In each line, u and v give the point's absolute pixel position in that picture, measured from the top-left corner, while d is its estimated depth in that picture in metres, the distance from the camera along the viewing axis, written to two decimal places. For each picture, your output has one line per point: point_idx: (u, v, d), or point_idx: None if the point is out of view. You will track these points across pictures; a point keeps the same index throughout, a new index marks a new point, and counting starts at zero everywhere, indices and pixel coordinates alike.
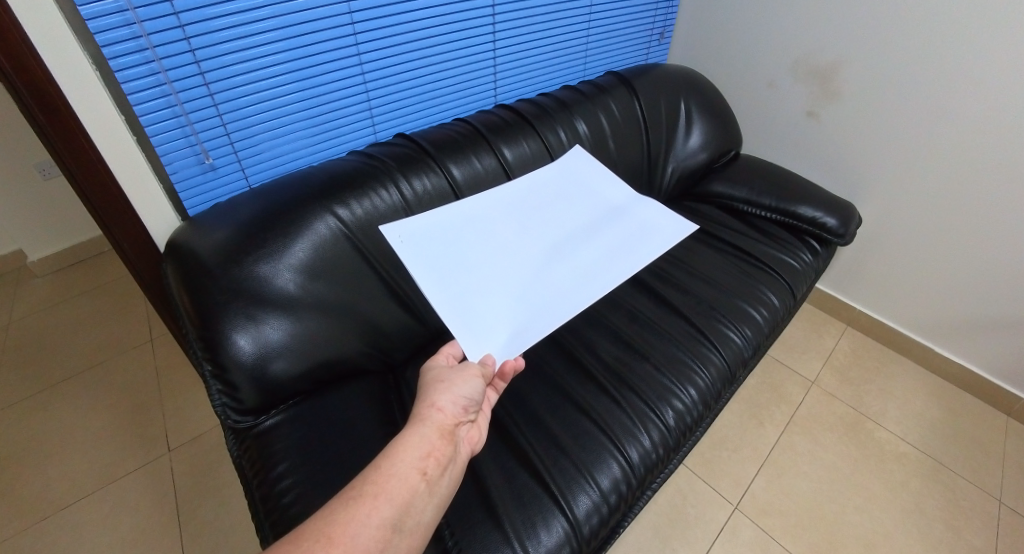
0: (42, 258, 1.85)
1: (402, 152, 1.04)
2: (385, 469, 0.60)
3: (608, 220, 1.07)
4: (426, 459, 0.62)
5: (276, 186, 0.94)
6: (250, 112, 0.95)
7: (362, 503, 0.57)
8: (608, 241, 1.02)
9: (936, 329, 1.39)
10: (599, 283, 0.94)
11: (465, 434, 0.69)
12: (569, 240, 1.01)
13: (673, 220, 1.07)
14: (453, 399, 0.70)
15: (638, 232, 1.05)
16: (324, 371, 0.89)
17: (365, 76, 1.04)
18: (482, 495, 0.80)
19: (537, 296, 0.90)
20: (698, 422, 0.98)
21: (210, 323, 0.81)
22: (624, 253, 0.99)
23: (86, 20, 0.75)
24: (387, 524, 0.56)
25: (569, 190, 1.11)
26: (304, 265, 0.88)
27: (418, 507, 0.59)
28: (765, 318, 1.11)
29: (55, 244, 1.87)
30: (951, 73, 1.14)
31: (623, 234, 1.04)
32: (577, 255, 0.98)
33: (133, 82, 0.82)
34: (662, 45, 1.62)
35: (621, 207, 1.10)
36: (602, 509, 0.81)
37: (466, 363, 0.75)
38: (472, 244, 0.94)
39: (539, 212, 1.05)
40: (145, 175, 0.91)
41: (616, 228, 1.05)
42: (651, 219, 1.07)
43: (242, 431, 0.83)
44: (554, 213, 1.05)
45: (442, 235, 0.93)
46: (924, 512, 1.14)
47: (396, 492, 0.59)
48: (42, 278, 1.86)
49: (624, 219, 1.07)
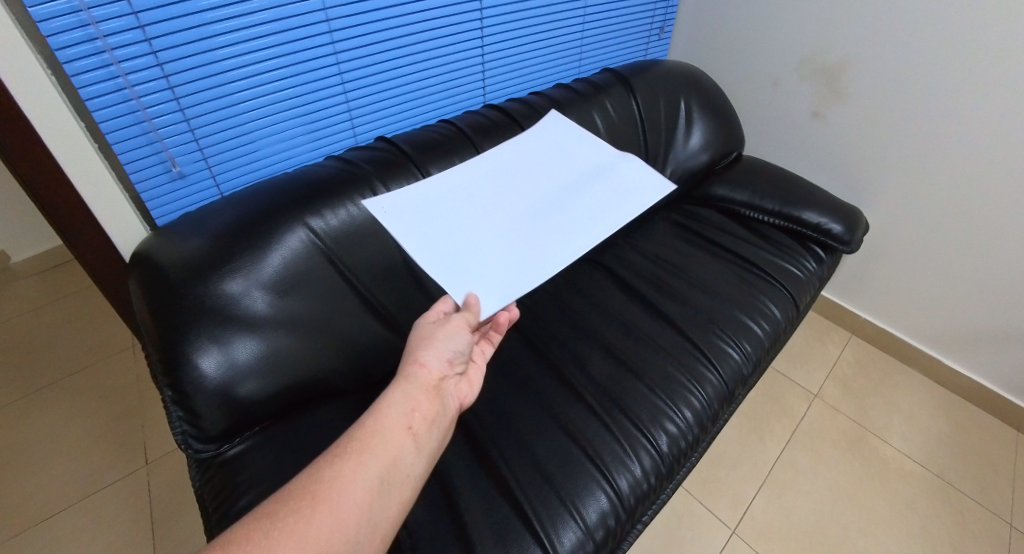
0: (26, 259, 1.79)
1: (382, 157, 0.97)
2: (369, 425, 0.55)
3: (590, 178, 1.01)
4: (413, 413, 0.57)
5: (246, 195, 0.88)
6: (219, 115, 0.88)
7: (346, 462, 0.51)
8: (591, 200, 0.97)
9: (945, 340, 1.33)
10: (590, 235, 0.91)
11: (452, 389, 0.65)
12: (553, 200, 0.96)
13: (656, 182, 1.00)
14: (439, 353, 0.65)
15: (625, 185, 1.00)
16: (296, 394, 0.83)
17: (343, 76, 0.98)
18: (460, 530, 0.75)
19: (527, 255, 0.86)
20: (694, 446, 0.92)
21: (172, 345, 0.75)
22: (609, 207, 0.95)
23: (36, 22, 0.69)
24: (375, 480, 0.51)
25: (549, 146, 1.06)
26: (274, 280, 0.83)
27: (407, 462, 0.54)
28: (766, 332, 1.05)
29: (40, 245, 1.81)
30: (969, 75, 1.06)
31: (608, 189, 0.99)
32: (563, 212, 0.94)
33: (91, 87, 0.76)
34: (661, 41, 1.54)
35: (607, 163, 1.04)
36: (588, 545, 0.76)
37: (451, 315, 0.71)
38: (457, 207, 0.91)
39: (518, 173, 0.99)
40: (108, 183, 0.84)
41: (602, 184, 1.00)
42: (632, 179, 1.01)
43: (205, 460, 0.78)
44: (535, 173, 1.00)
45: (429, 201, 0.90)
46: (931, 536, 1.09)
47: (382, 447, 0.54)
48: (27, 280, 1.80)
49: (608, 177, 1.02)
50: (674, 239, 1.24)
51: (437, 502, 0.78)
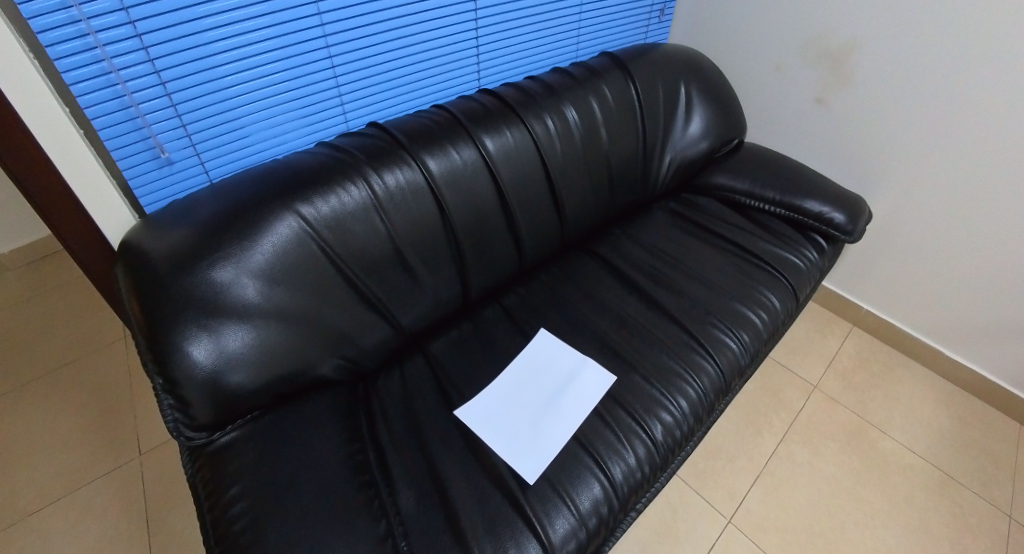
0: (11, 251, 1.72)
1: (373, 144, 0.94)
2: None
3: (556, 383, 0.92)
4: None
5: (236, 182, 0.86)
6: (208, 101, 0.86)
7: None
8: (558, 396, 0.90)
9: (947, 331, 1.31)
10: (570, 414, 0.87)
11: None
12: (533, 404, 0.89)
13: (598, 374, 0.93)
14: None
15: (588, 398, 0.89)
16: (286, 384, 0.81)
17: (333, 60, 0.95)
18: (451, 518, 0.74)
19: (533, 441, 0.83)
20: (690, 436, 0.91)
21: (161, 333, 0.73)
22: (577, 391, 0.90)
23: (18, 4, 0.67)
24: None
25: (525, 373, 0.94)
26: (263, 269, 0.80)
27: None
28: (765, 322, 1.04)
29: (27, 236, 1.75)
30: (979, 58, 1.03)
31: (577, 401, 0.89)
32: (547, 425, 0.86)
33: (75, 71, 0.74)
34: (662, 23, 1.53)
35: (575, 365, 0.94)
36: (580, 533, 0.75)
37: None
38: (498, 415, 0.87)
39: (486, 414, 0.87)
40: (95, 171, 0.83)
41: (571, 397, 0.89)
42: (583, 372, 0.93)
43: (196, 449, 0.75)
44: (514, 388, 0.92)
45: (491, 414, 0.87)
46: (929, 528, 1.08)
47: None
48: (14, 271, 1.75)
49: (567, 382, 0.92)
50: (671, 229, 1.23)
51: (428, 492, 0.77)
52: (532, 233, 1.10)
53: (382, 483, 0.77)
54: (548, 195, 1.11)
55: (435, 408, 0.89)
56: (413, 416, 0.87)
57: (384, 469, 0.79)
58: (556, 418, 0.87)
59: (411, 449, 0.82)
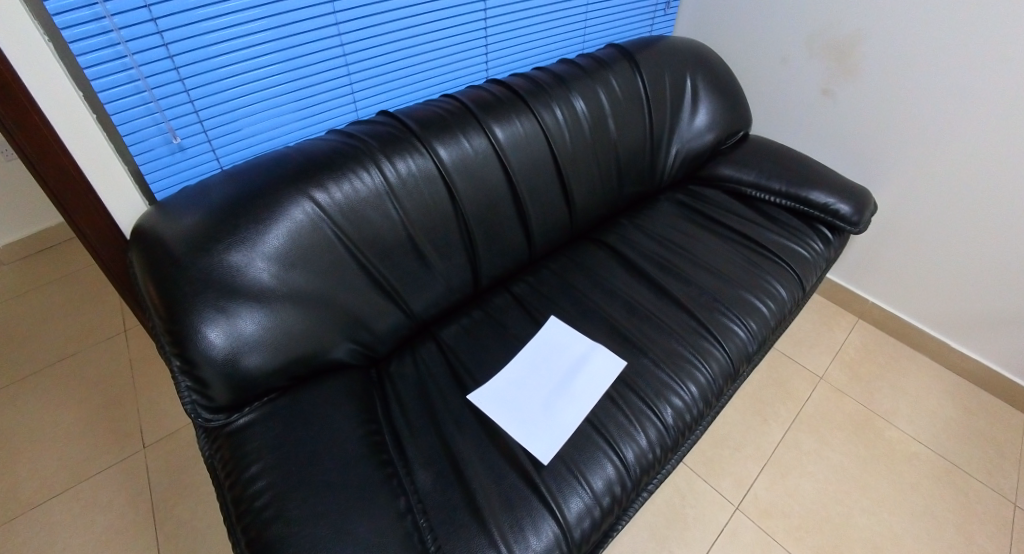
0: (6, 246, 1.71)
1: (385, 131, 0.94)
2: None
3: (567, 368, 0.92)
4: None
5: (250, 166, 0.86)
6: (222, 88, 0.86)
7: None
8: (568, 381, 0.90)
9: (953, 322, 1.32)
10: (580, 398, 0.88)
11: None
12: (544, 388, 0.90)
13: (607, 361, 0.93)
14: None
15: (597, 383, 0.90)
16: (301, 366, 0.82)
17: (345, 48, 0.96)
18: (467, 496, 0.75)
19: (546, 423, 0.84)
20: (699, 421, 0.92)
21: (179, 315, 0.74)
22: (587, 376, 0.91)
23: None
24: None
25: (537, 359, 0.94)
26: (279, 253, 0.81)
27: None
28: (772, 311, 1.04)
29: (23, 230, 1.74)
30: (986, 45, 1.04)
31: (586, 384, 0.90)
32: (559, 408, 0.86)
33: (90, 54, 0.74)
34: (667, 17, 1.55)
35: (584, 351, 0.95)
36: (594, 512, 0.76)
37: None
38: (510, 397, 0.88)
39: (498, 398, 0.88)
40: (108, 155, 0.82)
41: (581, 380, 0.90)
42: (592, 359, 0.93)
43: (214, 430, 0.75)
44: (526, 372, 0.92)
45: (503, 397, 0.88)
46: (935, 515, 1.09)
47: None
48: (9, 266, 1.73)
49: (578, 368, 0.92)
50: (679, 220, 1.23)
51: (444, 471, 0.78)
52: (541, 222, 1.11)
53: (399, 464, 0.78)
54: (557, 185, 1.12)
55: (448, 392, 0.89)
56: (427, 399, 0.88)
57: (401, 450, 0.80)
58: (566, 401, 0.87)
59: (426, 431, 0.83)
